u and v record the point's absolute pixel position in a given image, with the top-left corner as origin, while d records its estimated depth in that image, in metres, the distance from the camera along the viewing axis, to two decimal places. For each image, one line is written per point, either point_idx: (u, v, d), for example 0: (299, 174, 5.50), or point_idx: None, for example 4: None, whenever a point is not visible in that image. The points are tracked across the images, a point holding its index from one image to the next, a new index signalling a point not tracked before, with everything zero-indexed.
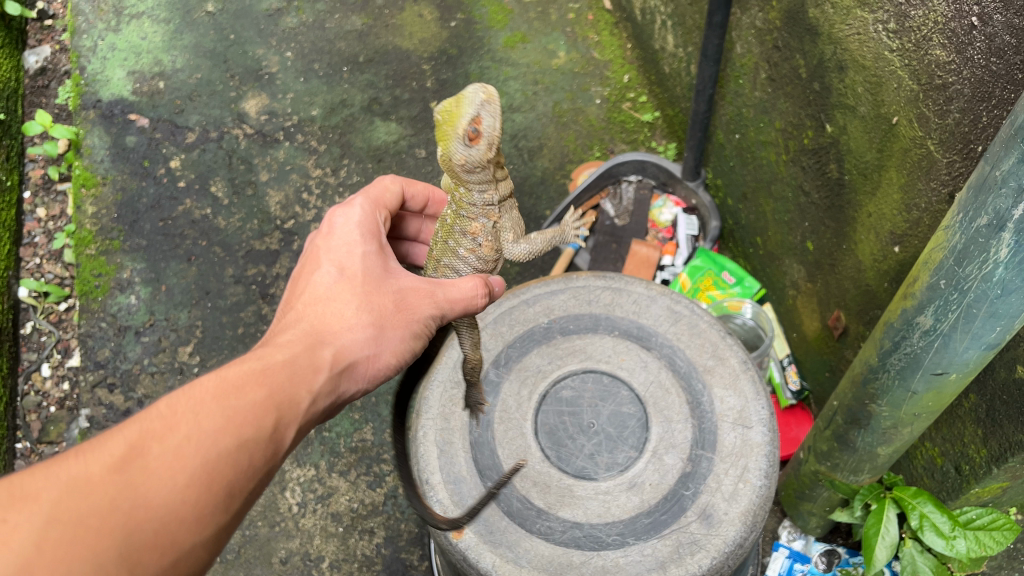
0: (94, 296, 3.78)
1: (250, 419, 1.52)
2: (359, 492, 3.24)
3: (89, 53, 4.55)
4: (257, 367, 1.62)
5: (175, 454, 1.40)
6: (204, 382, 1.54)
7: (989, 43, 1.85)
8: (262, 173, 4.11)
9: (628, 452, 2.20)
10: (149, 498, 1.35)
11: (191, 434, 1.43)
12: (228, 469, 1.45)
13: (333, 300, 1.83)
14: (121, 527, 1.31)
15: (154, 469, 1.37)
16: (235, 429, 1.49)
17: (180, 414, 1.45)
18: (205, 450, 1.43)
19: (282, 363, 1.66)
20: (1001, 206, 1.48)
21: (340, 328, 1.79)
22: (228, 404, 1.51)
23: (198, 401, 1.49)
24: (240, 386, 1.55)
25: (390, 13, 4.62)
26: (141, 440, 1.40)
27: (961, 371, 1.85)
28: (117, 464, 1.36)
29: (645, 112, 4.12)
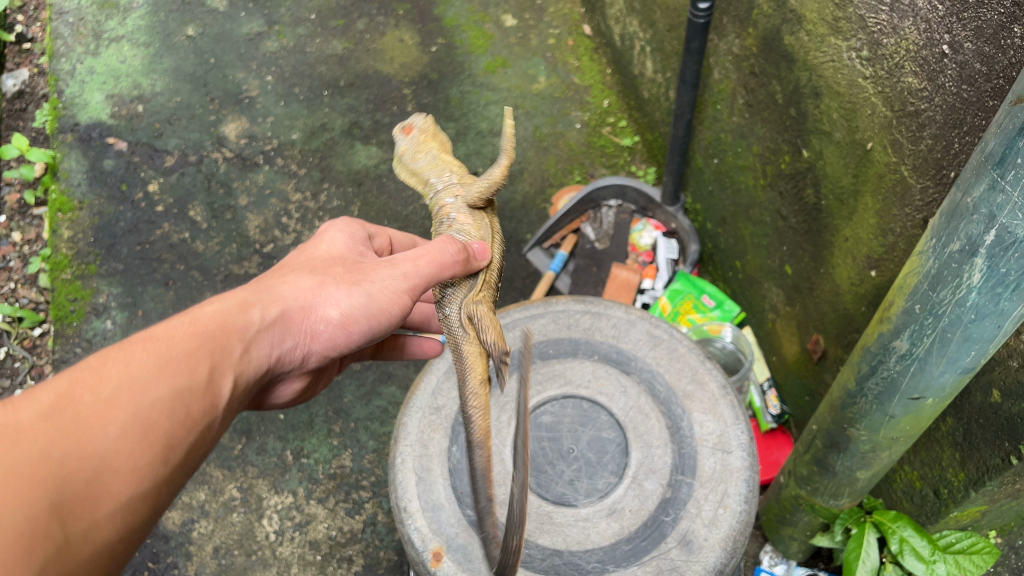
0: (69, 321, 3.73)
1: (181, 369, 1.53)
2: (338, 519, 3.19)
3: (67, 77, 4.53)
4: (185, 320, 1.65)
5: (106, 402, 1.40)
6: (135, 338, 1.55)
7: (960, 71, 1.87)
8: (241, 197, 4.09)
9: (608, 477, 2.18)
10: (85, 446, 1.33)
11: (122, 380, 1.45)
12: (162, 417, 1.45)
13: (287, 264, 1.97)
14: (54, 470, 1.27)
15: (85, 414, 1.37)
16: (164, 377, 1.49)
17: (109, 366, 1.46)
18: (140, 398, 1.44)
19: (215, 314, 1.69)
20: (973, 233, 1.50)
21: (280, 280, 1.86)
22: (159, 352, 1.53)
23: (127, 352, 1.51)
24: (168, 338, 1.56)
25: (371, 37, 4.63)
26: (73, 385, 1.40)
27: (938, 396, 1.86)
28: (43, 410, 1.34)
29: (625, 136, 4.14)
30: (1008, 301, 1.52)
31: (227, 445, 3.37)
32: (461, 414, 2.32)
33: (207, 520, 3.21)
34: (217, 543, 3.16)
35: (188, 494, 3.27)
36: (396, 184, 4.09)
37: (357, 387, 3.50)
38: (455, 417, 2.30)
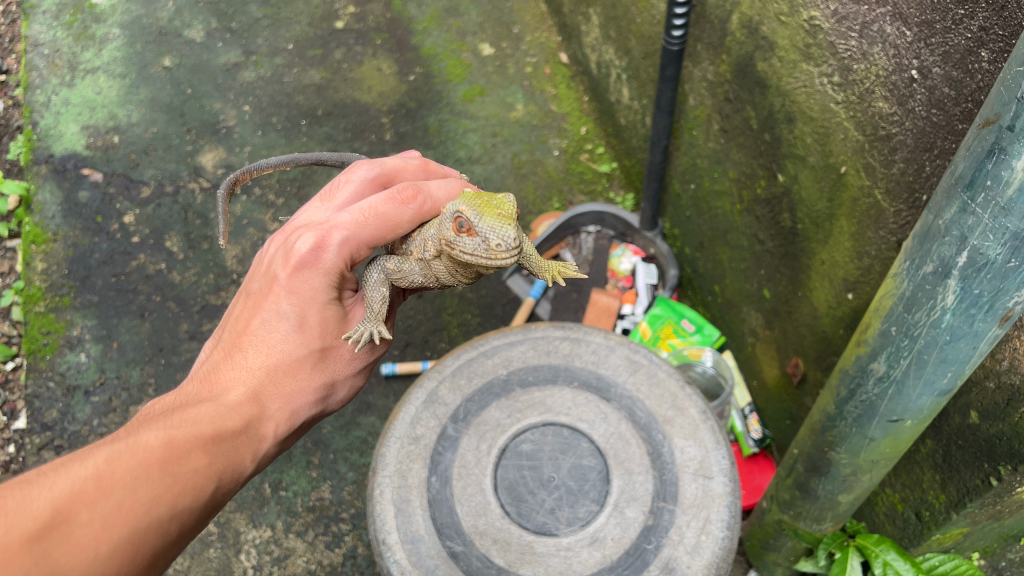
0: (42, 355, 3.67)
1: (185, 484, 1.46)
2: (317, 552, 3.14)
3: (42, 109, 4.51)
4: (195, 427, 1.60)
5: (106, 521, 1.31)
6: (144, 441, 1.47)
7: (929, 95, 1.90)
8: (219, 227, 4.06)
9: (589, 506, 2.16)
10: (71, 567, 1.23)
11: (130, 491, 1.36)
12: (156, 540, 1.38)
13: (285, 333, 1.88)
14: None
15: (81, 534, 1.27)
16: (165, 494, 1.41)
17: (116, 477, 1.37)
18: (143, 518, 1.36)
19: (225, 421, 1.68)
20: (946, 254, 1.50)
21: (284, 370, 1.87)
22: (171, 466, 1.45)
23: (136, 457, 1.42)
24: (178, 449, 1.50)
25: (349, 67, 4.65)
26: (75, 497, 1.30)
27: (917, 418, 1.86)
28: (40, 524, 1.24)
29: (603, 163, 4.16)
30: (982, 322, 1.52)
31: None
32: (440, 443, 2.29)
33: (183, 556, 3.14)
34: None
35: None
36: None
37: (336, 417, 3.46)
38: (434, 446, 2.27)
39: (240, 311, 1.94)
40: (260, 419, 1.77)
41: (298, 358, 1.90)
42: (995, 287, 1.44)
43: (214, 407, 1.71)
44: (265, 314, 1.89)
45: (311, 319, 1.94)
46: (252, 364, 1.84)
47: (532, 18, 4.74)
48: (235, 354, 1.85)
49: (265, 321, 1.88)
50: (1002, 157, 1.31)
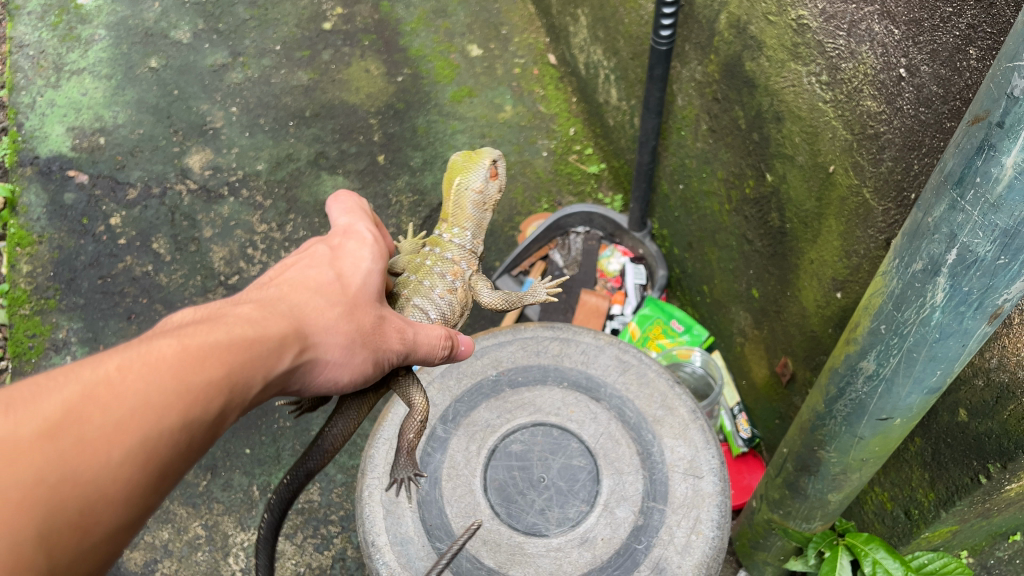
0: (27, 358, 3.64)
1: (205, 396, 1.20)
2: (306, 555, 3.12)
3: (28, 110, 4.47)
4: (217, 332, 1.29)
5: (119, 426, 1.08)
6: (159, 346, 1.20)
7: (917, 94, 1.92)
8: (206, 229, 4.04)
9: (579, 506, 2.16)
10: (82, 472, 1.03)
11: (144, 396, 1.12)
12: (170, 453, 1.13)
13: (321, 278, 1.65)
14: (47, 500, 0.99)
15: (92, 437, 1.05)
16: (183, 403, 1.16)
17: (127, 378, 1.12)
18: (155, 427, 1.12)
19: (249, 331, 1.35)
20: (935, 252, 1.51)
21: (316, 307, 1.56)
22: (190, 375, 1.19)
23: (154, 363, 1.16)
24: (196, 355, 1.22)
25: (337, 68, 4.63)
26: (86, 400, 1.07)
27: (906, 416, 1.86)
28: (44, 424, 1.02)
29: (592, 164, 4.16)
30: (971, 320, 1.53)
31: (192, 482, 3.29)
32: (430, 444, 2.29)
33: (171, 559, 3.13)
34: None
35: (151, 533, 3.19)
36: None
37: (324, 419, 3.43)
38: (423, 448, 2.27)
39: (276, 270, 1.68)
40: (285, 339, 1.42)
41: (332, 302, 1.61)
42: (985, 284, 1.44)
43: (237, 316, 1.39)
44: (306, 270, 1.67)
45: (351, 282, 1.70)
46: (284, 291, 1.57)
47: (520, 19, 4.74)
48: (269, 288, 1.59)
49: (300, 269, 1.67)
50: (992, 153, 1.31)
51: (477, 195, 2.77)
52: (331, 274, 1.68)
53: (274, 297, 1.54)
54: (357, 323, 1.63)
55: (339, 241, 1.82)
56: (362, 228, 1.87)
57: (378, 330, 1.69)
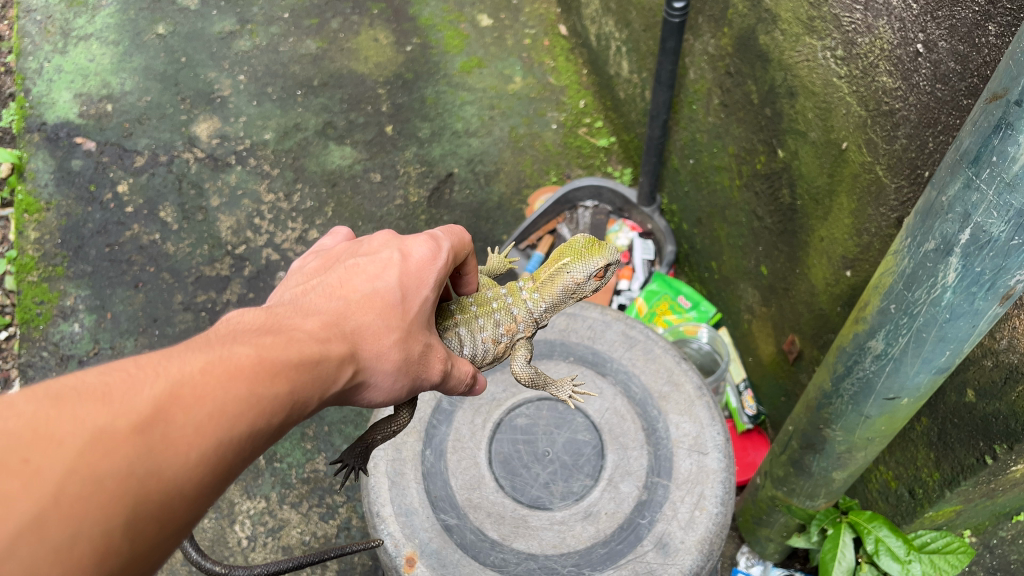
0: (35, 324, 3.65)
1: (274, 411, 1.08)
2: (311, 524, 3.14)
3: (35, 76, 4.45)
4: (288, 349, 1.16)
5: (199, 428, 0.98)
6: (236, 354, 1.09)
7: (934, 70, 1.88)
8: (213, 198, 4.03)
9: (584, 480, 2.16)
10: (166, 467, 0.93)
11: (221, 402, 1.01)
12: (236, 462, 1.03)
13: (387, 296, 1.45)
14: (132, 496, 0.90)
15: (176, 436, 0.95)
16: (254, 413, 1.05)
17: (213, 380, 1.02)
18: (229, 434, 1.01)
19: (311, 350, 1.21)
20: (948, 231, 1.49)
21: (373, 328, 1.39)
22: (261, 388, 1.06)
23: (231, 370, 1.04)
24: (273, 367, 1.10)
25: (345, 37, 4.59)
26: (172, 398, 0.97)
27: (913, 396, 1.85)
28: (139, 418, 0.93)
29: (602, 137, 4.12)
30: (982, 301, 1.51)
31: None
32: (436, 416, 2.28)
33: None
34: None
35: None
36: (371, 185, 4.05)
37: None
38: (429, 420, 2.26)
39: (342, 270, 1.47)
40: (340, 360, 1.27)
41: (388, 325, 1.42)
42: (997, 265, 1.43)
43: (299, 332, 1.24)
44: (373, 281, 1.46)
45: (411, 305, 1.49)
46: (348, 305, 1.40)
47: None
48: (331, 294, 1.41)
49: (368, 279, 1.46)
50: (1008, 132, 1.29)
51: (574, 288, 2.01)
52: (396, 291, 1.47)
53: (335, 311, 1.37)
54: (405, 352, 1.43)
55: (411, 243, 1.55)
56: (441, 244, 1.58)
57: (424, 360, 1.49)
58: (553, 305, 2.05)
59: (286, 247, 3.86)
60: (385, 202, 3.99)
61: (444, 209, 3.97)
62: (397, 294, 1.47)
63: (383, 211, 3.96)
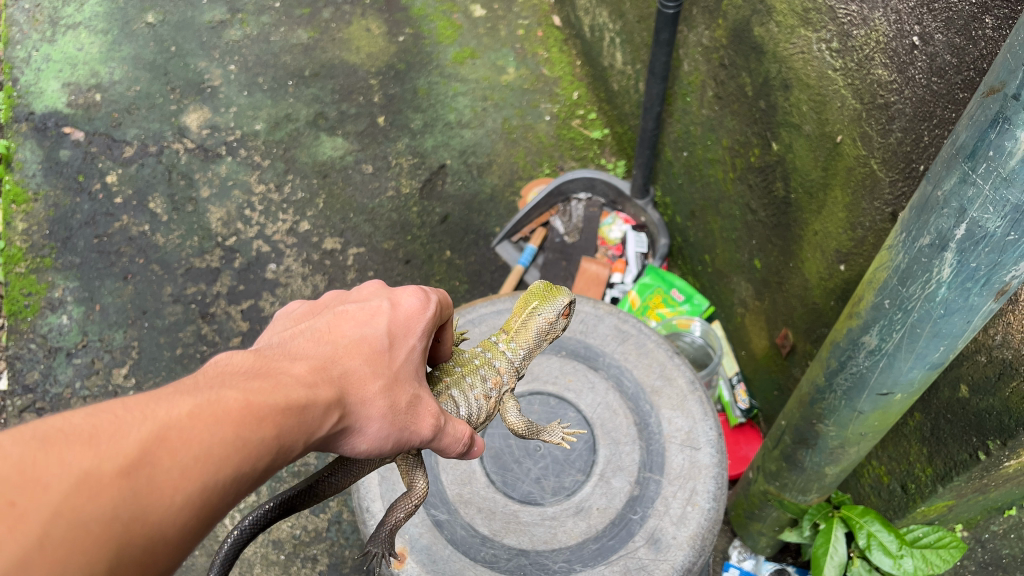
0: (23, 316, 3.62)
1: (259, 456, 1.04)
2: (301, 517, 3.10)
3: (22, 65, 4.41)
4: (276, 393, 1.12)
5: (182, 473, 0.96)
6: (224, 396, 1.06)
7: (930, 63, 1.88)
8: (203, 189, 3.99)
9: (576, 475, 2.15)
10: (150, 511, 0.93)
11: (205, 450, 0.99)
12: (216, 511, 1.00)
13: (375, 342, 1.40)
14: (115, 540, 0.90)
15: (161, 479, 0.94)
16: (240, 458, 1.02)
17: (200, 423, 0.99)
18: (213, 476, 0.99)
19: (298, 394, 1.16)
20: (943, 226, 1.47)
21: (360, 374, 1.33)
22: (248, 434, 1.03)
23: (217, 417, 1.02)
24: (262, 411, 1.07)
25: (337, 27, 4.55)
26: (157, 442, 0.95)
27: (906, 391, 1.84)
28: (125, 462, 0.92)
29: (595, 129, 4.10)
30: (977, 296, 1.50)
31: None
32: None
33: None
34: None
35: None
36: (363, 176, 4.02)
37: None
38: None
39: (332, 315, 1.42)
40: (326, 406, 1.21)
41: (376, 371, 1.36)
42: (993, 260, 1.41)
43: (288, 376, 1.20)
44: (362, 327, 1.41)
45: (400, 353, 1.43)
46: (337, 350, 1.35)
47: None
48: (320, 339, 1.36)
49: (358, 323, 1.41)
50: (1005, 127, 1.28)
51: (543, 331, 1.96)
52: (386, 338, 1.42)
53: (323, 355, 1.32)
54: (395, 400, 1.36)
55: (402, 293, 1.50)
56: (431, 296, 1.53)
57: (418, 407, 1.41)
58: (531, 351, 1.98)
59: (276, 239, 3.83)
60: (377, 194, 3.96)
61: (436, 201, 3.94)
62: (386, 340, 1.41)
63: (375, 203, 3.93)
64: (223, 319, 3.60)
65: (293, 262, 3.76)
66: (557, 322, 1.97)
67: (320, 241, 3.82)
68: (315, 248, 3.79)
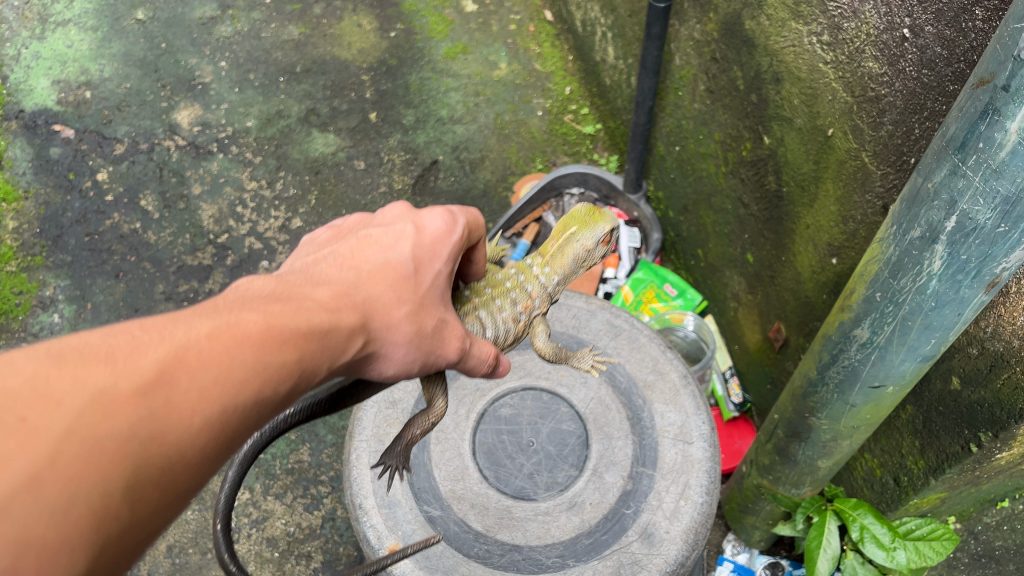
0: (14, 315, 3.60)
1: (276, 378, 1.10)
2: (296, 515, 3.09)
3: (12, 62, 4.39)
4: (295, 318, 1.17)
5: (200, 394, 1.01)
6: (241, 319, 1.11)
7: (920, 55, 1.86)
8: (195, 186, 3.97)
9: (569, 470, 2.15)
10: (166, 432, 0.98)
11: (224, 372, 1.04)
12: (237, 431, 1.06)
13: (400, 268, 1.42)
14: (131, 459, 0.94)
15: (177, 401, 0.99)
16: (258, 380, 1.08)
17: (216, 346, 1.05)
18: (229, 398, 1.04)
19: (320, 319, 1.21)
20: (934, 219, 1.47)
21: (385, 299, 1.36)
22: (265, 358, 1.09)
23: (236, 341, 1.07)
24: (282, 335, 1.13)
25: (328, 23, 4.54)
26: (173, 363, 1.00)
27: (898, 384, 1.84)
28: (140, 382, 0.97)
29: (587, 124, 4.09)
30: (968, 288, 1.50)
31: None
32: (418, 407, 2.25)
33: None
34: (170, 541, 3.04)
35: None
36: (355, 173, 4.00)
37: None
38: (411, 411, 2.23)
39: (355, 241, 1.44)
40: (349, 331, 1.26)
41: (402, 297, 1.39)
42: (983, 252, 1.41)
43: (310, 300, 1.24)
44: (386, 252, 1.43)
45: (425, 278, 1.45)
46: (361, 274, 1.38)
47: None
48: (342, 264, 1.39)
49: (380, 249, 1.43)
50: (995, 118, 1.27)
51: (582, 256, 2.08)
52: (412, 264, 1.44)
53: (346, 280, 1.35)
54: (419, 325, 1.40)
55: (427, 215, 1.51)
56: (457, 218, 1.53)
57: (444, 330, 1.47)
58: (564, 277, 2.07)
59: (268, 236, 3.81)
60: (369, 190, 3.94)
61: (429, 197, 3.93)
62: (410, 267, 1.43)
63: (368, 199, 3.92)
64: None
65: (286, 259, 3.74)
66: (597, 249, 2.11)
67: None
68: None
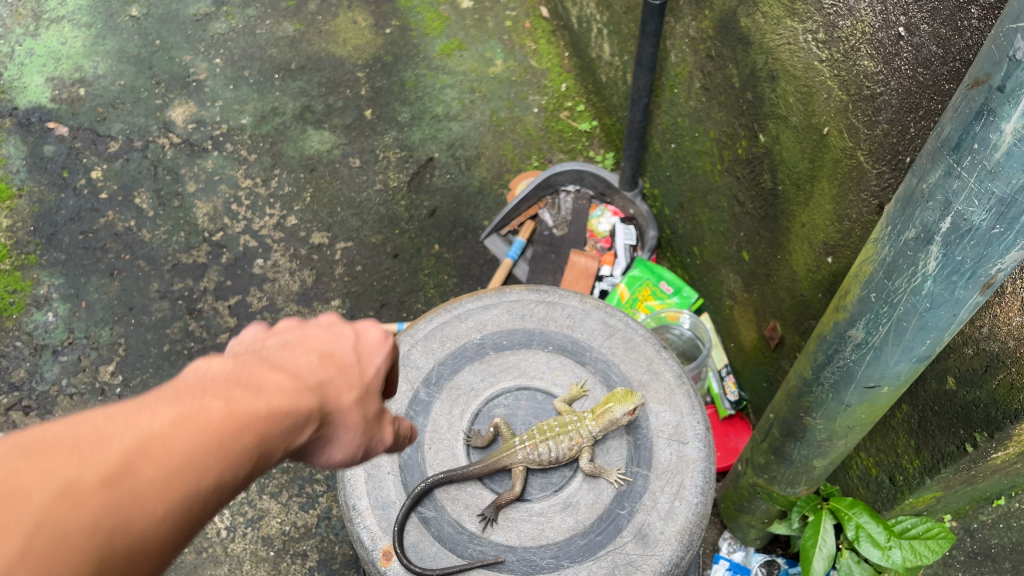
0: (8, 314, 3.59)
1: (244, 464, 0.96)
2: (291, 514, 3.08)
3: (6, 60, 4.38)
4: (258, 399, 1.00)
5: (169, 480, 0.89)
6: (208, 404, 0.96)
7: (916, 53, 1.84)
8: (190, 184, 3.96)
9: (563, 471, 2.17)
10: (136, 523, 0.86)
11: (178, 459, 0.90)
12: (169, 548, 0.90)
13: (341, 357, 1.19)
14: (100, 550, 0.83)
15: (149, 488, 0.88)
16: (226, 468, 0.94)
17: (186, 431, 0.92)
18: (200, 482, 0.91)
19: (281, 406, 1.02)
20: (928, 220, 1.46)
21: (335, 385, 1.15)
22: (227, 445, 0.94)
23: (199, 427, 0.93)
24: (245, 421, 0.97)
25: (323, 19, 4.53)
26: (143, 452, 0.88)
27: (893, 384, 1.83)
28: (110, 471, 0.86)
29: (583, 121, 4.07)
30: (963, 290, 1.49)
31: None
32: (412, 408, 2.24)
33: None
34: None
35: None
36: (350, 170, 3.99)
37: None
38: (405, 411, 2.23)
39: (292, 332, 1.20)
40: (302, 424, 1.06)
41: (350, 381, 1.18)
42: (978, 254, 1.41)
43: (268, 384, 1.05)
44: (329, 342, 1.20)
45: (370, 372, 1.22)
46: (302, 362, 1.14)
47: None
48: (288, 348, 1.16)
49: (324, 335, 1.21)
50: (990, 119, 1.27)
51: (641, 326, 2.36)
52: (352, 354, 1.21)
53: (294, 368, 1.12)
54: (368, 413, 1.20)
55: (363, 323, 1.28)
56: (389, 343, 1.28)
57: (382, 419, 1.25)
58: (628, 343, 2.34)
59: (264, 234, 3.80)
60: (364, 187, 3.93)
61: (424, 194, 3.91)
62: (349, 357, 1.20)
63: (363, 196, 3.90)
64: (211, 315, 3.58)
65: (281, 257, 3.73)
66: None
67: (307, 236, 3.79)
68: (303, 243, 3.77)
